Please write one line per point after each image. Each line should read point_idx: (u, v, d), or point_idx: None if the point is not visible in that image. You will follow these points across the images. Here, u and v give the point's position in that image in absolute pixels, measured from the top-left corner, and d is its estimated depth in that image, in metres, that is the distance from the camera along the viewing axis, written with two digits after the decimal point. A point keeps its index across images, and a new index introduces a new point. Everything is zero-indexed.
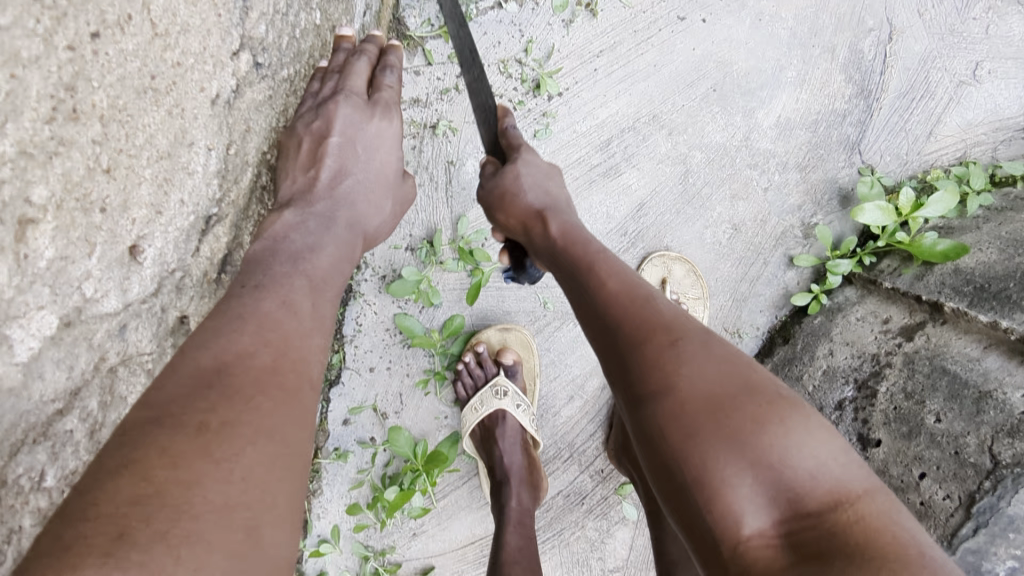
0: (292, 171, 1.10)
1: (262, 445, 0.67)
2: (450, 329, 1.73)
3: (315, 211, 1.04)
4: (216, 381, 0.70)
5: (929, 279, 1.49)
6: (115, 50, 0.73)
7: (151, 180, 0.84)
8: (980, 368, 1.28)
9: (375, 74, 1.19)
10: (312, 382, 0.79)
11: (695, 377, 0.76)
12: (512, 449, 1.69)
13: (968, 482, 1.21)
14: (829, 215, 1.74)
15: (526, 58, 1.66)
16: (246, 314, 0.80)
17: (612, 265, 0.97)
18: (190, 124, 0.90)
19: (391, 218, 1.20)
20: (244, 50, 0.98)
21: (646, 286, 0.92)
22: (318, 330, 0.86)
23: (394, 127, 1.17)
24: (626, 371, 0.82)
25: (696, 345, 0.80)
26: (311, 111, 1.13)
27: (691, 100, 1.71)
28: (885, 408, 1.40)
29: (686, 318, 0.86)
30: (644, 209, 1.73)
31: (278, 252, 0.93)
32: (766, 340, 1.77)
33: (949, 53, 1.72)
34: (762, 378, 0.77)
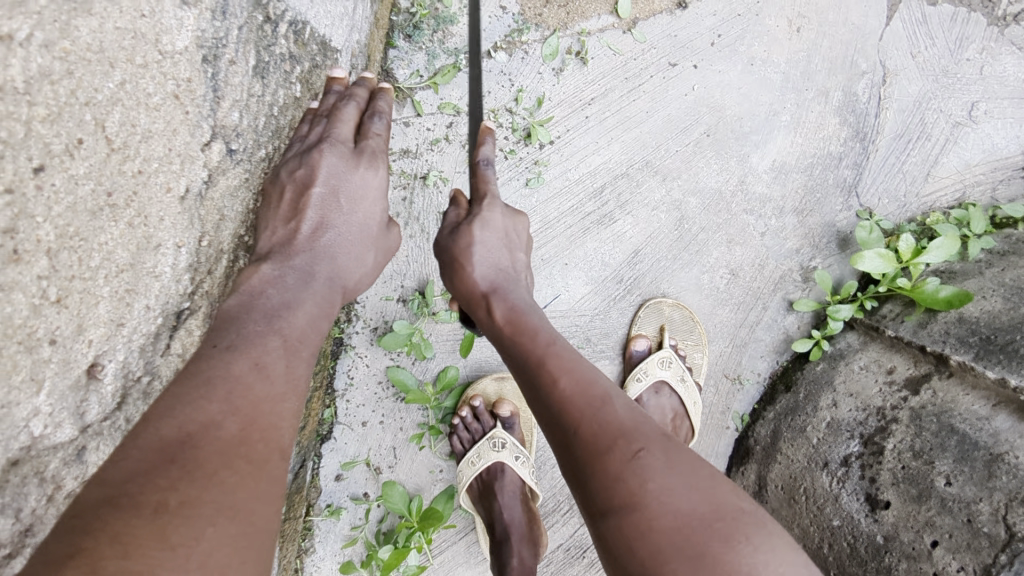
0: (271, 222, 1.03)
1: (224, 526, 0.62)
2: (444, 380, 1.68)
3: (294, 264, 0.97)
4: (179, 454, 0.65)
5: (933, 327, 1.45)
6: (63, 177, 0.75)
7: (110, 298, 0.84)
8: (989, 428, 1.24)
9: (364, 121, 1.10)
10: (282, 452, 0.75)
11: (663, 497, 0.75)
12: (510, 503, 1.62)
13: (983, 554, 1.14)
14: (828, 259, 1.71)
15: (516, 107, 1.64)
16: (216, 377, 0.75)
17: (568, 362, 0.93)
18: (157, 228, 0.90)
19: (374, 269, 1.11)
20: (216, 139, 0.98)
21: (604, 382, 0.89)
22: (293, 393, 0.81)
23: (381, 176, 1.09)
24: (591, 479, 0.80)
25: (659, 457, 0.79)
26: (295, 158, 1.06)
27: (684, 145, 1.69)
28: (893, 467, 1.35)
29: (643, 421, 0.84)
30: (639, 255, 1.70)
31: (252, 310, 0.87)
32: (768, 388, 1.73)
33: (943, 95, 1.70)
34: (727, 492, 0.77)
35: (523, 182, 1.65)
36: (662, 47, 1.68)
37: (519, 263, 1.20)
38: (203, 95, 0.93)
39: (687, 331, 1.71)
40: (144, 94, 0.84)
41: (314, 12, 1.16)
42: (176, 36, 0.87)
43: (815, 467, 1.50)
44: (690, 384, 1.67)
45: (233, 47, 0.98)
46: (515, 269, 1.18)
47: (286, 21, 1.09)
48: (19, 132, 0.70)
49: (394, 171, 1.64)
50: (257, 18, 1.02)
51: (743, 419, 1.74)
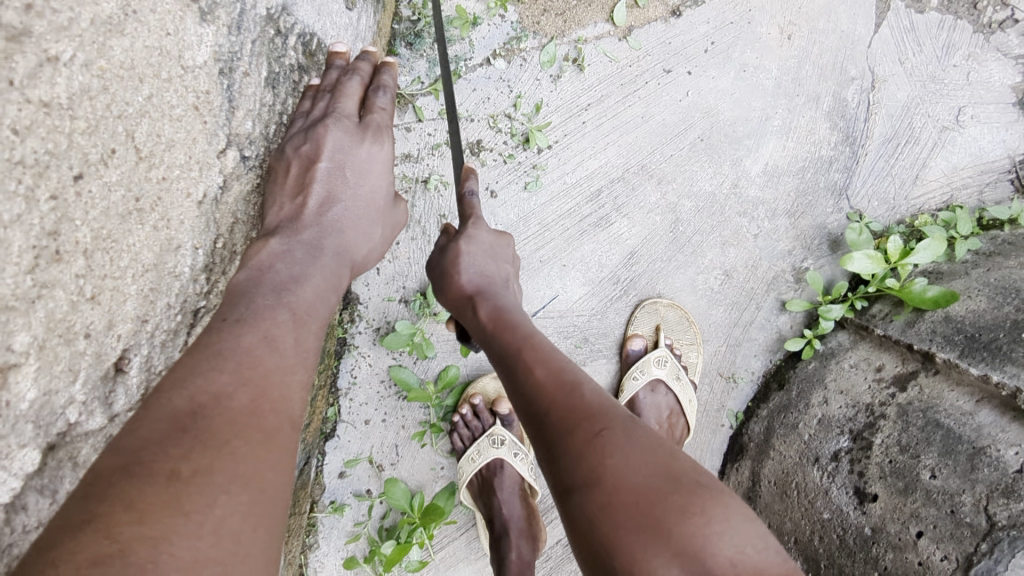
0: (279, 199, 1.06)
1: (236, 494, 0.66)
2: (445, 379, 1.72)
3: (302, 238, 1.00)
4: (190, 425, 0.69)
5: (921, 326, 1.50)
6: (99, 185, 0.79)
7: (137, 295, 0.89)
8: (973, 423, 1.28)
9: (368, 96, 1.15)
10: (291, 422, 0.79)
11: (624, 471, 0.78)
12: (509, 499, 1.66)
13: (965, 543, 1.17)
14: (820, 260, 1.75)
15: (515, 113, 1.69)
16: (225, 349, 0.79)
17: (540, 351, 0.97)
18: (177, 231, 0.94)
19: (382, 242, 1.15)
20: (230, 147, 1.02)
21: (574, 369, 0.93)
22: (302, 365, 0.85)
23: (385, 150, 1.14)
24: (557, 457, 0.83)
25: (622, 434, 0.81)
26: (300, 133, 1.10)
27: (679, 150, 1.74)
28: (881, 462, 1.39)
29: (610, 402, 0.87)
30: (635, 257, 1.75)
31: (261, 283, 0.91)
32: (762, 386, 1.77)
33: (931, 100, 1.75)
34: (687, 468, 0.80)
35: (522, 185, 1.70)
36: (657, 55, 1.73)
37: (507, 269, 1.25)
38: (220, 106, 0.98)
39: (682, 330, 1.75)
40: (168, 106, 0.88)
41: (321, 23, 1.21)
42: (196, 51, 0.91)
43: (806, 463, 1.54)
44: (685, 381, 1.72)
45: (247, 60, 1.02)
46: (505, 279, 1.23)
47: (295, 33, 1.13)
48: (63, 143, 0.74)
49: (396, 175, 1.69)
50: (269, 31, 1.06)
51: (738, 416, 1.79)
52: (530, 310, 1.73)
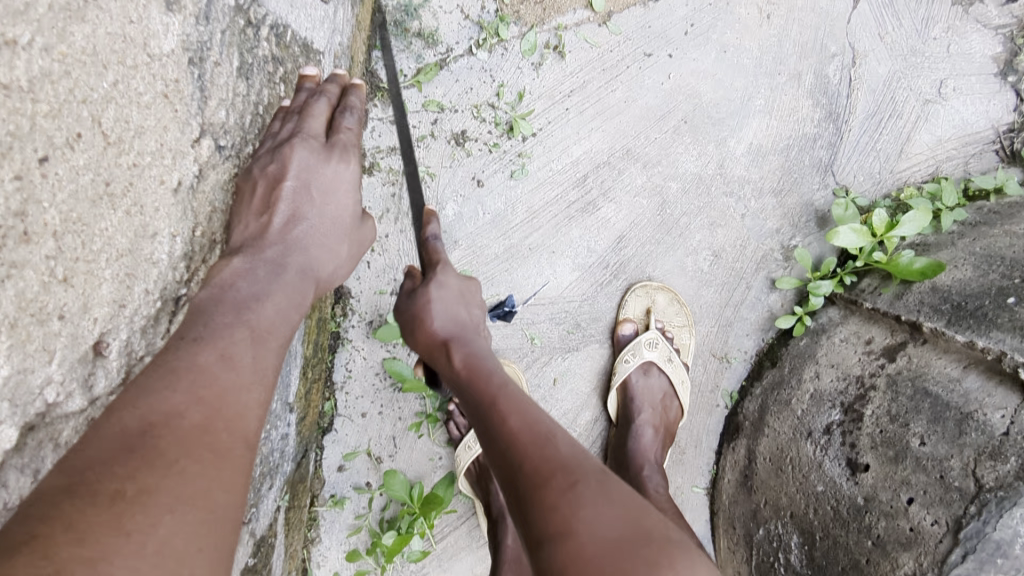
0: (244, 217, 1.06)
1: (183, 513, 0.66)
2: None
3: (265, 256, 1.01)
4: (139, 444, 0.70)
5: (908, 297, 1.50)
6: (65, 168, 0.79)
7: (112, 279, 0.88)
8: (960, 389, 1.29)
9: (335, 116, 1.14)
10: (246, 441, 0.79)
11: (594, 526, 0.77)
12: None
13: (954, 507, 1.19)
14: (808, 238, 1.76)
15: (498, 102, 1.70)
16: (181, 368, 0.80)
17: (514, 400, 0.95)
18: (152, 217, 0.94)
19: (348, 261, 1.16)
20: (205, 136, 1.01)
21: (548, 420, 0.91)
22: (259, 384, 0.86)
23: (352, 170, 1.13)
24: (528, 513, 0.81)
25: (593, 488, 0.80)
26: (267, 154, 1.09)
27: (663, 133, 1.74)
28: (872, 432, 1.40)
29: (583, 454, 0.86)
30: (623, 241, 1.76)
31: (221, 302, 0.93)
32: (755, 365, 1.78)
33: (912, 73, 1.75)
34: (652, 519, 0.80)
35: (508, 174, 1.72)
36: (638, 38, 1.74)
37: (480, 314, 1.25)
38: (191, 95, 0.97)
39: (674, 313, 1.76)
40: (135, 94, 0.88)
41: (294, 16, 1.21)
42: (162, 40, 0.91)
43: (800, 437, 1.55)
44: (678, 363, 1.74)
45: (218, 49, 1.02)
46: (479, 325, 1.22)
47: (267, 25, 1.14)
48: (25, 126, 0.74)
49: (382, 168, 1.70)
50: (240, 23, 1.07)
51: (732, 396, 1.80)
52: (522, 298, 1.75)
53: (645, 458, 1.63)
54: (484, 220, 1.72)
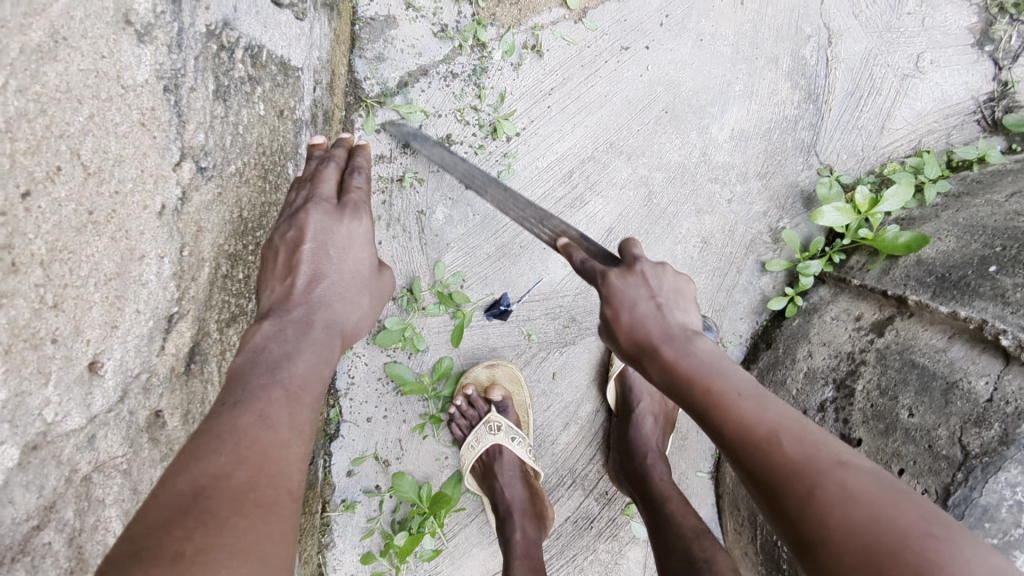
0: (270, 282, 1.10)
1: (238, 566, 0.67)
2: (439, 370, 1.75)
3: (292, 316, 1.04)
4: (193, 506, 0.70)
5: (895, 272, 1.52)
6: (47, 201, 0.80)
7: (102, 302, 0.89)
8: (946, 358, 1.30)
9: (343, 178, 1.21)
10: (291, 494, 0.80)
11: (845, 534, 0.69)
12: (511, 482, 1.68)
13: (943, 475, 1.20)
14: (795, 219, 1.78)
15: (480, 104, 1.72)
16: (224, 432, 0.80)
17: (723, 387, 0.87)
18: (138, 241, 0.94)
19: (370, 311, 1.18)
20: (185, 159, 1.01)
21: (765, 415, 0.82)
22: (297, 439, 0.86)
23: (365, 225, 1.18)
24: (775, 514, 0.77)
25: (834, 490, 0.72)
26: (284, 221, 1.15)
27: (644, 124, 1.76)
28: (863, 407, 1.41)
29: (817, 448, 0.77)
30: (613, 234, 1.78)
31: (256, 364, 0.94)
32: (750, 347, 1.81)
33: (889, 49, 1.76)
34: (911, 508, 0.69)
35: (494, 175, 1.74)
36: (614, 33, 1.75)
37: (666, 278, 1.04)
38: (169, 120, 0.98)
39: None
40: (112, 124, 0.88)
41: (269, 36, 1.19)
42: (137, 71, 0.91)
43: None
44: None
45: (193, 75, 1.01)
46: (655, 291, 1.02)
47: (241, 46, 1.12)
48: (6, 164, 0.75)
49: (371, 176, 1.72)
50: (212, 47, 1.06)
51: None
52: (516, 296, 1.80)
53: (649, 447, 1.65)
54: (474, 222, 1.76)
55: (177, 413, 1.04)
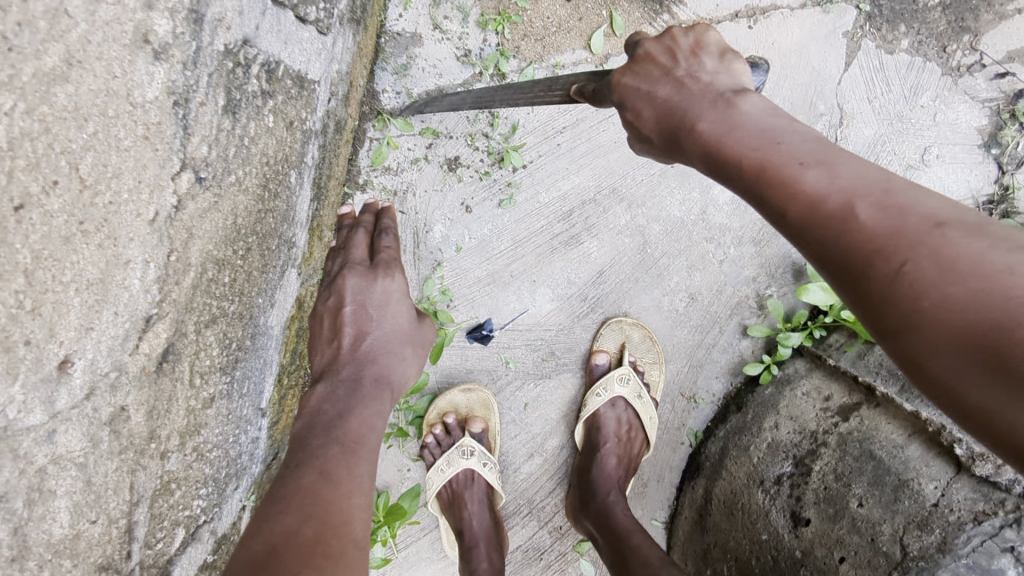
0: (321, 346, 1.25)
1: None
2: (414, 387, 1.77)
3: (342, 376, 1.17)
4: (268, 561, 0.80)
5: (870, 359, 1.56)
6: (40, 213, 0.76)
7: (80, 307, 0.84)
8: (902, 456, 1.35)
9: (374, 240, 1.36)
10: (355, 540, 0.89)
11: (941, 301, 0.68)
12: (478, 511, 1.74)
13: (880, 571, 1.23)
14: (782, 288, 1.81)
15: (492, 132, 1.75)
16: (290, 493, 0.92)
17: (786, 174, 0.82)
18: (125, 247, 0.89)
19: (416, 360, 1.29)
20: (185, 169, 0.96)
21: (838, 191, 0.78)
22: (358, 490, 0.97)
23: (396, 280, 1.29)
24: (857, 305, 0.75)
25: (925, 255, 0.70)
26: (326, 290, 1.29)
27: (648, 176, 1.79)
28: (817, 488, 1.44)
29: (899, 215, 0.73)
30: (603, 276, 1.82)
31: (314, 428, 1.07)
32: (721, 407, 1.85)
33: (897, 138, 1.79)
34: (988, 255, 0.67)
35: (496, 203, 1.78)
36: None
37: (683, 41, 1.01)
38: (173, 134, 0.93)
39: (646, 349, 1.83)
40: (115, 138, 0.83)
41: (288, 52, 1.17)
42: (147, 89, 0.86)
43: (753, 485, 1.58)
44: (648, 401, 1.81)
45: (204, 91, 0.96)
46: (671, 69, 0.99)
47: (257, 63, 1.08)
48: (4, 181, 0.71)
49: (375, 186, 1.75)
50: (228, 64, 1.01)
51: (697, 435, 1.86)
52: (499, 323, 1.82)
53: (612, 487, 1.70)
54: (469, 245, 1.79)
55: (142, 408, 0.98)
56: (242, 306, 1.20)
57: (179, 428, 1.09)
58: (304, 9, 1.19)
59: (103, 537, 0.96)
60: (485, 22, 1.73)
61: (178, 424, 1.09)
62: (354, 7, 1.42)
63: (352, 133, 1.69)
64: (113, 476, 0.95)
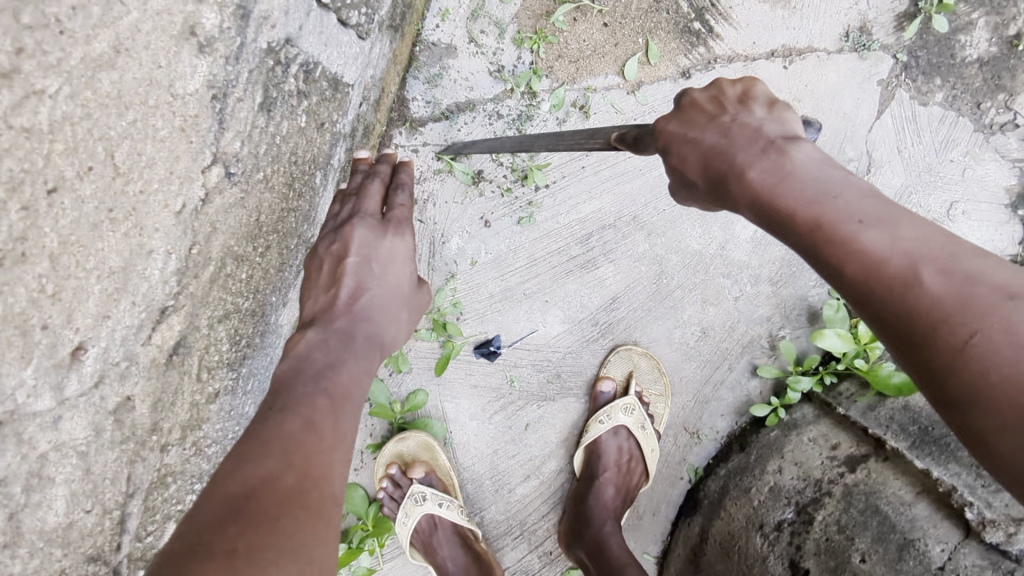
0: (314, 291, 1.15)
1: (284, 564, 0.74)
2: (411, 403, 1.76)
3: (335, 327, 1.09)
4: (241, 507, 0.78)
5: (880, 411, 1.55)
6: (71, 198, 0.80)
7: (101, 294, 0.87)
8: (909, 514, 1.33)
9: (387, 193, 1.23)
10: (334, 498, 0.86)
11: (1010, 378, 0.71)
12: (453, 553, 1.74)
13: None
14: (795, 331, 1.80)
15: (518, 149, 1.75)
16: (271, 436, 0.88)
17: (846, 235, 0.83)
18: (150, 236, 0.91)
19: (411, 325, 1.21)
20: (216, 163, 0.97)
21: (902, 253, 0.80)
22: (340, 445, 0.93)
23: (407, 240, 1.19)
24: (919, 368, 0.78)
25: (994, 330, 0.73)
26: (329, 234, 1.18)
27: (671, 206, 1.78)
28: (818, 538, 1.41)
29: (966, 286, 0.76)
30: (616, 303, 1.81)
31: (302, 373, 1.00)
32: (724, 446, 1.82)
33: (924, 190, 1.78)
34: None
35: (515, 220, 1.77)
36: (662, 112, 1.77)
37: (729, 92, 1.00)
38: (208, 127, 0.94)
39: (653, 380, 1.81)
40: (152, 129, 0.86)
41: (327, 53, 1.17)
42: (189, 81, 0.88)
43: (752, 528, 1.55)
44: (649, 431, 1.79)
45: (243, 86, 0.97)
46: (718, 115, 0.98)
47: (298, 63, 1.08)
48: (40, 163, 0.76)
49: None
50: (268, 62, 1.01)
51: (696, 472, 1.84)
52: (507, 340, 1.80)
53: (608, 517, 1.69)
54: (484, 259, 1.78)
55: (148, 400, 0.99)
56: (255, 304, 1.19)
57: (181, 421, 1.09)
58: (346, 12, 1.19)
59: (96, 527, 0.97)
60: (521, 40, 1.73)
61: (181, 418, 1.08)
62: (394, 15, 1.42)
63: (378, 139, 1.69)
64: (112, 466, 0.96)
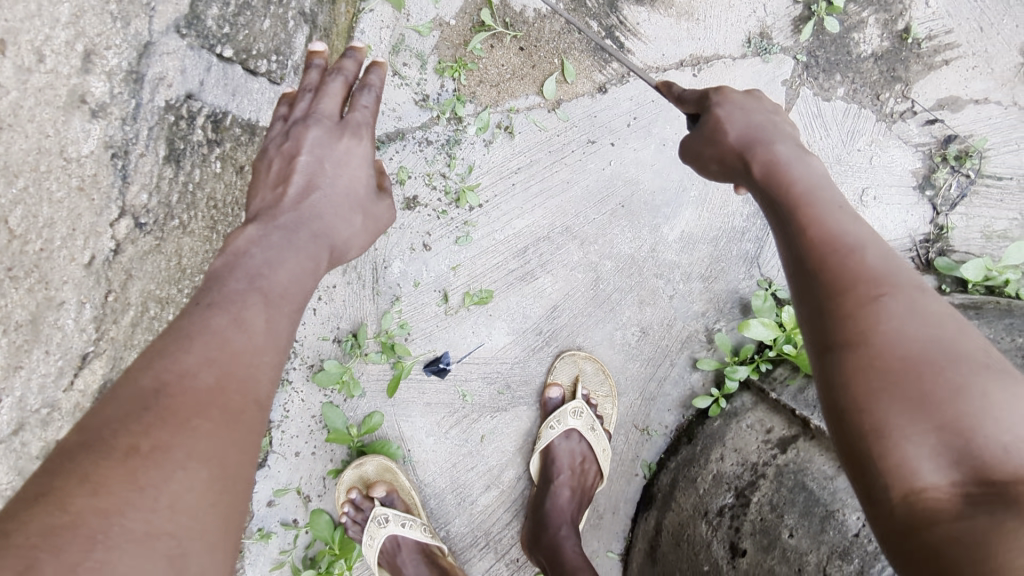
0: (262, 190, 1.21)
1: (192, 469, 0.76)
2: (367, 425, 1.81)
3: (279, 223, 1.12)
4: (153, 402, 0.79)
5: (808, 391, 1.61)
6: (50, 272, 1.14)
7: (9, 347, 1.05)
8: (830, 487, 1.41)
9: (353, 93, 1.29)
10: (258, 401, 0.88)
11: (893, 337, 0.80)
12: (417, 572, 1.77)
13: None
14: (731, 323, 1.88)
15: (449, 172, 1.83)
16: (196, 331, 0.88)
17: (816, 209, 0.95)
18: (58, 289, 1.10)
19: (364, 232, 1.26)
20: (123, 217, 1.16)
21: (865, 258, 0.88)
22: (271, 347, 0.95)
23: (365, 144, 1.26)
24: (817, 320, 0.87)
25: (899, 301, 0.83)
26: (283, 132, 1.25)
27: (600, 215, 1.86)
28: (754, 519, 1.49)
29: (881, 264, 0.87)
30: (557, 311, 1.88)
31: (236, 269, 1.02)
32: (674, 439, 1.89)
33: (837, 180, 1.87)
34: (936, 320, 0.81)
35: (453, 239, 1.84)
36: (584, 126, 1.86)
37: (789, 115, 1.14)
38: (110, 184, 1.13)
39: (599, 382, 1.88)
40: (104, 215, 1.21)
41: (236, 103, 1.33)
42: (82, 145, 1.07)
43: (698, 516, 1.62)
44: (600, 432, 1.85)
45: (144, 143, 1.16)
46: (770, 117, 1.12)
47: (203, 115, 1.26)
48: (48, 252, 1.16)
49: None
50: (170, 118, 1.20)
51: (650, 467, 1.90)
52: (455, 356, 1.87)
53: (563, 520, 1.74)
54: (427, 280, 1.84)
55: None
56: None
57: None
58: (255, 62, 1.36)
59: None
60: (442, 69, 1.81)
61: None
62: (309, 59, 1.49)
63: None
64: None
